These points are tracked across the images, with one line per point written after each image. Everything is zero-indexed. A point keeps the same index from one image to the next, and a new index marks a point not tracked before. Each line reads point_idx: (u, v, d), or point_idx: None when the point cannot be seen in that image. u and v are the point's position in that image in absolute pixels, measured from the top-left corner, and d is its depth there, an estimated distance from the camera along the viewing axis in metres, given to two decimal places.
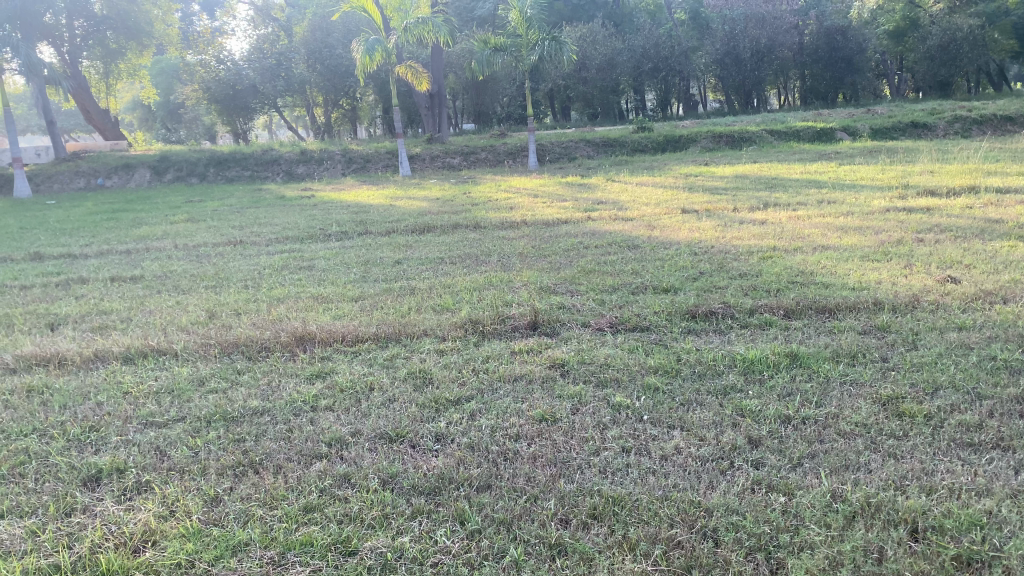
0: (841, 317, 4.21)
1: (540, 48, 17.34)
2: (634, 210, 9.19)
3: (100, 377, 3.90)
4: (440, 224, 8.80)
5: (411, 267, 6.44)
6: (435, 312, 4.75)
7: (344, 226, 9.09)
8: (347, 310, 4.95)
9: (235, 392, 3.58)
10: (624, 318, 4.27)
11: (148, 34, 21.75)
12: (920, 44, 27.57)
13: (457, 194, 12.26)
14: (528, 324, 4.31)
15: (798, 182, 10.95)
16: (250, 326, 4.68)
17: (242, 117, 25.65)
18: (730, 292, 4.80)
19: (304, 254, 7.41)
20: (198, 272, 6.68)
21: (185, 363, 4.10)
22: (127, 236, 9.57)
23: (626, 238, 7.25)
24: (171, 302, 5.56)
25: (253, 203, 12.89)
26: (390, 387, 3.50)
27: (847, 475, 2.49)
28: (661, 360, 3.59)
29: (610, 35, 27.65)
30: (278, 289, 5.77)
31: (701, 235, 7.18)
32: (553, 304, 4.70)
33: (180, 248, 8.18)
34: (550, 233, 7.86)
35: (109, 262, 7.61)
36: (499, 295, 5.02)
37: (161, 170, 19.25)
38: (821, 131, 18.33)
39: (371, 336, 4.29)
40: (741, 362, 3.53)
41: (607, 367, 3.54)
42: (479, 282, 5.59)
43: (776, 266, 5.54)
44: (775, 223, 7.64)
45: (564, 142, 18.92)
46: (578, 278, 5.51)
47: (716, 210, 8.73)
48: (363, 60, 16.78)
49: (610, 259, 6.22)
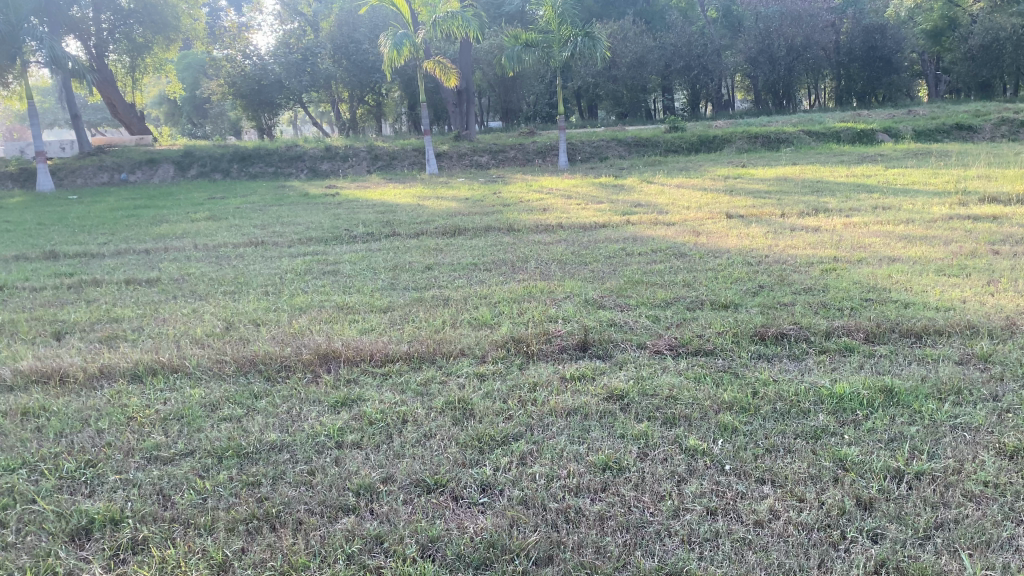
0: (931, 343, 3.74)
1: (573, 45, 16.82)
2: (675, 214, 8.71)
3: (103, 399, 3.52)
4: (470, 226, 8.40)
5: (443, 274, 6.02)
6: (472, 328, 4.33)
7: (370, 227, 8.69)
8: (375, 323, 4.54)
9: (252, 421, 3.17)
10: (685, 340, 3.82)
11: (175, 28, 21.51)
12: (962, 44, 26.91)
13: (486, 194, 11.85)
14: (576, 345, 3.87)
15: (845, 185, 10.44)
16: (271, 341, 4.28)
17: (267, 113, 25.41)
18: (799, 310, 4.34)
19: (328, 257, 7.05)
20: (217, 276, 6.33)
21: (199, 384, 3.70)
22: (147, 234, 9.25)
23: (670, 244, 6.80)
24: (188, 310, 5.18)
25: (277, 200, 12.57)
26: (426, 419, 3.07)
27: (993, 556, 2.03)
28: (735, 394, 3.13)
29: (641, 33, 27.09)
30: (301, 296, 5.38)
31: (752, 242, 6.72)
32: (602, 321, 4.25)
33: (200, 249, 7.83)
34: (588, 238, 7.42)
35: (125, 263, 7.27)
36: (540, 309, 4.58)
37: (185, 165, 19.00)
38: (861, 133, 17.72)
39: (403, 355, 3.87)
40: (828, 398, 3.08)
41: (675, 402, 3.09)
42: (518, 292, 5.15)
43: (843, 279, 5.06)
44: (830, 230, 7.16)
45: (595, 141, 18.45)
46: (625, 291, 5.07)
47: (763, 215, 8.24)
48: (391, 55, 16.41)
49: (657, 268, 5.75)
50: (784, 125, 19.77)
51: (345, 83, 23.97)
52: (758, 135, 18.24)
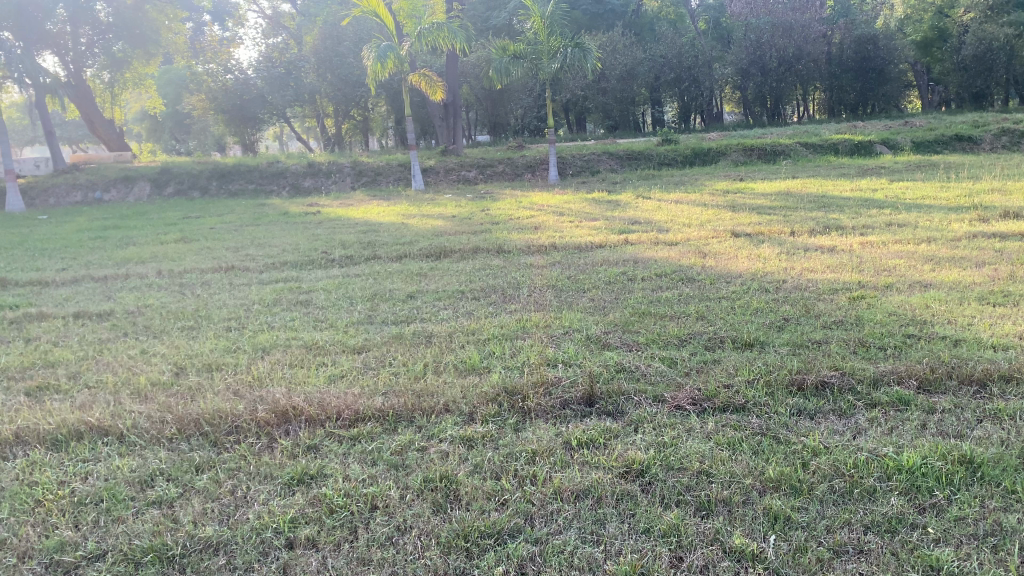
0: (998, 394, 3.17)
1: (563, 55, 16.23)
2: (676, 232, 8.15)
3: (11, 475, 2.90)
4: (457, 247, 7.81)
5: (425, 303, 5.43)
6: (459, 375, 3.73)
7: (349, 249, 8.09)
8: (347, 367, 3.94)
9: (185, 508, 2.56)
10: (710, 392, 3.23)
11: (156, 42, 20.77)
12: (954, 54, 26.63)
13: (474, 211, 11.29)
14: (581, 398, 3.28)
15: (850, 200, 9.92)
16: (222, 393, 3.65)
17: (251, 128, 24.90)
18: (835, 350, 3.77)
19: (301, 284, 6.45)
20: (176, 308, 5.71)
21: (130, 452, 3.09)
22: (110, 258, 8.63)
23: (677, 268, 6.23)
24: (137, 351, 4.56)
25: (255, 220, 11.96)
26: (400, 505, 2.48)
27: None
28: (780, 469, 2.56)
29: (630, 44, 26.66)
30: (265, 333, 4.78)
31: (765, 265, 6.16)
32: (608, 365, 3.66)
33: (163, 276, 7.22)
34: (584, 260, 6.85)
35: (79, 293, 6.65)
36: (536, 350, 3.99)
37: (162, 183, 18.35)
38: (859, 144, 17.27)
39: (378, 412, 3.26)
40: (896, 472, 2.50)
41: (710, 481, 2.51)
42: (510, 327, 4.56)
43: (877, 310, 4.51)
44: (847, 251, 6.62)
45: (586, 155, 17.93)
46: (633, 325, 4.47)
47: (771, 234, 7.69)
48: (374, 67, 15.82)
49: (664, 296, 5.19)
50: (779, 137, 19.30)
51: (329, 97, 23.52)
52: (753, 147, 17.75)
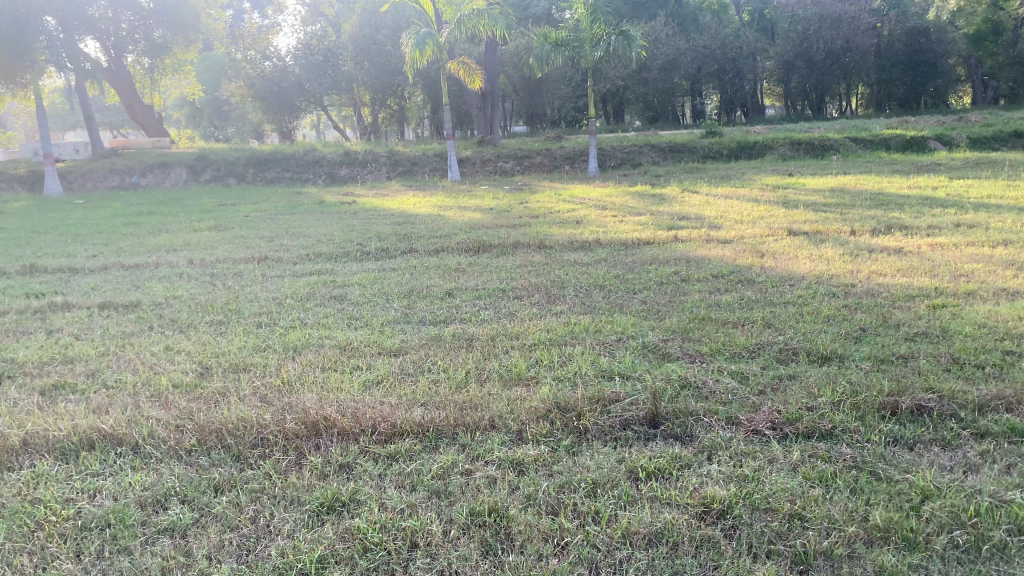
0: None
1: (606, 43, 15.76)
2: (729, 229, 7.73)
3: (13, 489, 2.63)
4: (497, 241, 7.47)
5: (465, 302, 5.10)
6: (505, 385, 3.38)
7: (386, 241, 7.80)
8: (384, 372, 3.62)
9: (199, 539, 2.26)
10: (792, 416, 2.86)
11: (195, 28, 20.65)
12: (1010, 48, 25.62)
13: (513, 203, 10.95)
14: (644, 418, 2.92)
15: (911, 198, 9.40)
16: (247, 399, 3.35)
17: (288, 115, 24.79)
18: (925, 367, 3.37)
19: (335, 277, 6.17)
20: (206, 301, 5.46)
21: (145, 466, 2.81)
22: (142, 245, 8.47)
23: (733, 268, 5.84)
24: (161, 347, 4.29)
25: (290, 208, 11.75)
26: (445, 545, 2.16)
27: None
28: (887, 514, 2.19)
29: (673, 33, 26.05)
30: (296, 331, 4.48)
31: (829, 267, 5.74)
32: (672, 379, 3.30)
33: (194, 266, 6.98)
34: (632, 258, 6.47)
35: (107, 281, 6.43)
36: (590, 359, 3.64)
37: (198, 169, 18.25)
38: (912, 140, 16.62)
39: (418, 426, 2.93)
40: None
41: (804, 528, 2.16)
42: (558, 331, 4.20)
43: (965, 321, 4.09)
44: (916, 253, 6.16)
45: (627, 147, 17.49)
46: (693, 332, 4.09)
47: (830, 233, 7.24)
48: (413, 54, 15.49)
49: (722, 300, 4.81)
50: (828, 131, 18.68)
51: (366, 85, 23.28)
52: (801, 141, 17.16)
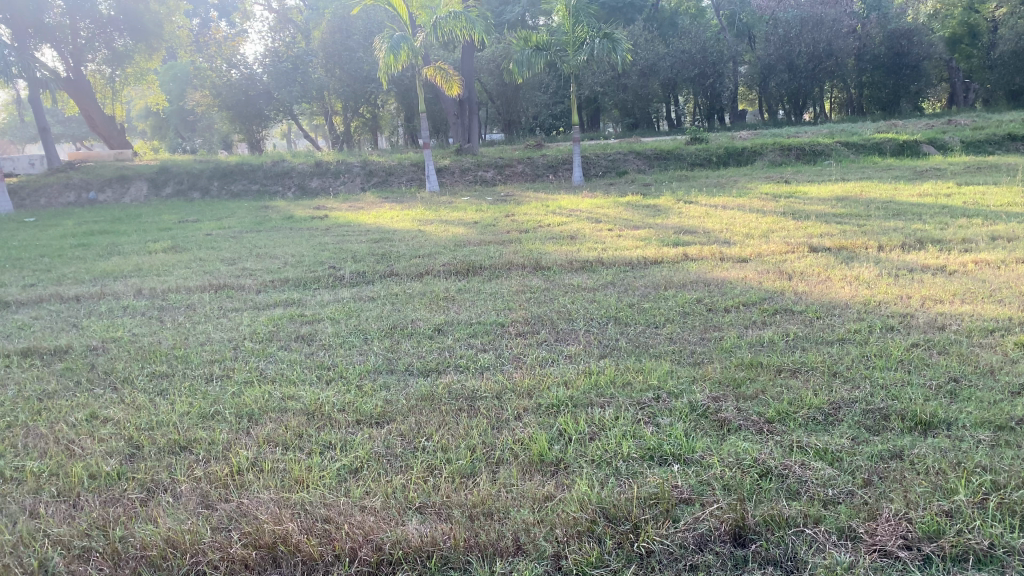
0: None
1: (590, 46, 14.96)
2: (743, 245, 7.01)
3: None
4: (487, 262, 6.65)
5: (457, 343, 4.28)
6: (523, 473, 2.57)
7: (361, 263, 6.98)
8: (364, 454, 2.78)
9: None
10: (928, 529, 2.10)
11: (158, 36, 19.78)
12: (989, 51, 25.16)
13: (497, 216, 10.19)
14: (728, 534, 2.14)
15: (928, 207, 8.75)
16: (178, 505, 2.49)
17: (256, 125, 23.82)
18: None
19: (304, 310, 5.34)
20: (151, 344, 4.60)
21: None
22: (88, 271, 7.58)
23: (762, 295, 5.08)
24: (83, 415, 3.42)
25: (256, 225, 10.90)
26: None
27: None
28: None
29: (652, 38, 25.39)
30: (255, 388, 3.64)
31: (874, 291, 5.01)
32: (747, 465, 2.51)
33: (143, 297, 6.13)
34: (642, 281, 5.72)
35: (40, 319, 5.54)
36: (629, 429, 2.85)
37: (160, 183, 17.26)
38: (905, 144, 16.09)
39: (414, 550, 2.12)
40: None
41: None
42: (579, 385, 3.41)
43: None
44: (965, 273, 5.42)
45: (611, 154, 16.81)
46: (746, 386, 3.31)
47: (857, 250, 6.52)
48: (386, 60, 14.63)
49: (766, 338, 4.04)
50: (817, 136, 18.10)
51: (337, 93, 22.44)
52: (791, 147, 16.56)
